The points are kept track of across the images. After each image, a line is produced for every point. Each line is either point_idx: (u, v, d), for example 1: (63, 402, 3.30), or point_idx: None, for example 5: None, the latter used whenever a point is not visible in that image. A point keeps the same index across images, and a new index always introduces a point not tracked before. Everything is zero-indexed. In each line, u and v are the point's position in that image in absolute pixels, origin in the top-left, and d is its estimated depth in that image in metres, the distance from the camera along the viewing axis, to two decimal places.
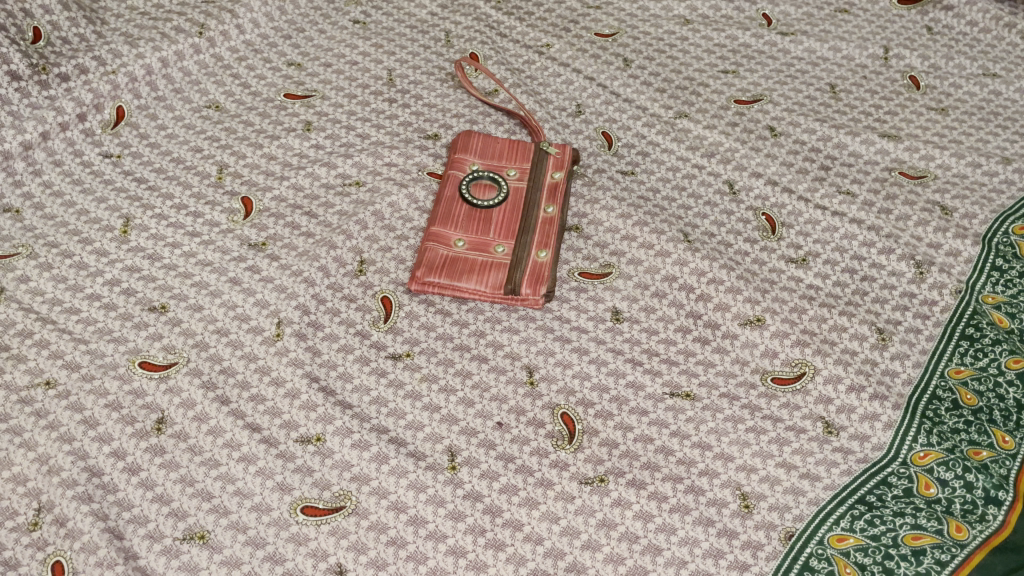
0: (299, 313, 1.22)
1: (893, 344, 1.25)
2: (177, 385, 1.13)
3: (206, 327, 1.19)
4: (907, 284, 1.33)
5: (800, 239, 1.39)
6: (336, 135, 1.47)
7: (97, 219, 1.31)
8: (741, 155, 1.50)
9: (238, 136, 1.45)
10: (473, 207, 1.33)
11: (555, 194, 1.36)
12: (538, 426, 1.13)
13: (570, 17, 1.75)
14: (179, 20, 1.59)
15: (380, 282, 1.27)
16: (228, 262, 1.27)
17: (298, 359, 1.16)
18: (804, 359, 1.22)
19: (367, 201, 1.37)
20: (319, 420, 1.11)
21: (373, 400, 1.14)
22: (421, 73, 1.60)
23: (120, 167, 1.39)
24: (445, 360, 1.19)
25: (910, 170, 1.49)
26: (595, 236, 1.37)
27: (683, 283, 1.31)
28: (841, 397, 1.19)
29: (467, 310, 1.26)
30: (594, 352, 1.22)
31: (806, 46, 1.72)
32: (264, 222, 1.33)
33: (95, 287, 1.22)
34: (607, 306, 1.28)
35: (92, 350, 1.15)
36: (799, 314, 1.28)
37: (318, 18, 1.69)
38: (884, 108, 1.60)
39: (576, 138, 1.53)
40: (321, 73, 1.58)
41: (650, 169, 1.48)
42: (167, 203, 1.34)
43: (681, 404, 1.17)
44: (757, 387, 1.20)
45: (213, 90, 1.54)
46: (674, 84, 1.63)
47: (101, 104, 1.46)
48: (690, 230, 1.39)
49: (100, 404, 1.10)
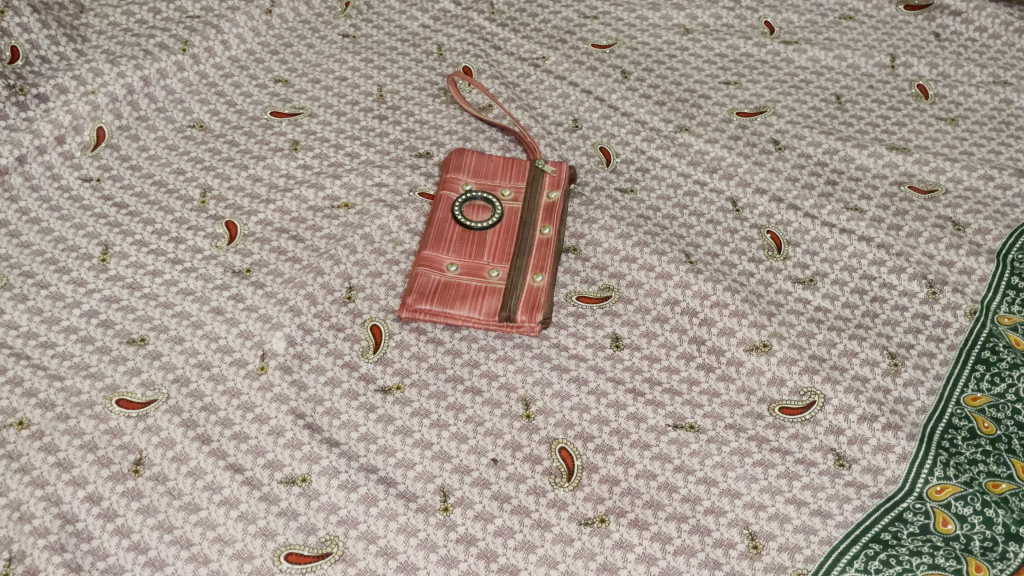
0: (284, 345, 1.16)
1: (906, 370, 1.20)
2: (156, 424, 1.08)
3: (187, 361, 1.14)
4: (920, 305, 1.27)
5: (807, 259, 1.33)
6: (325, 154, 1.42)
7: (75, 247, 1.25)
8: (745, 171, 1.44)
9: (223, 157, 1.40)
10: (466, 229, 1.28)
11: (551, 214, 1.31)
12: (535, 462, 1.08)
13: (567, 28, 1.70)
14: (162, 36, 1.54)
15: (369, 309, 1.22)
16: (211, 291, 1.22)
17: (283, 394, 1.11)
18: (814, 387, 1.17)
19: (356, 223, 1.32)
20: (304, 459, 1.06)
21: (362, 437, 1.09)
22: (412, 88, 1.55)
23: (100, 192, 1.33)
24: (437, 393, 1.14)
25: (920, 184, 1.43)
26: (594, 258, 1.32)
27: (685, 307, 1.26)
28: (852, 427, 1.13)
29: (460, 339, 1.20)
30: (593, 382, 1.17)
31: (810, 55, 1.66)
32: (248, 247, 1.28)
33: (71, 319, 1.17)
34: (606, 332, 1.23)
35: (67, 387, 1.10)
36: (807, 339, 1.22)
37: (307, 32, 1.64)
38: (892, 119, 1.54)
39: (573, 154, 1.48)
40: (309, 90, 1.53)
41: (650, 186, 1.43)
42: (148, 229, 1.29)
43: (685, 436, 1.12)
44: (764, 417, 1.14)
45: (197, 108, 1.49)
46: (674, 96, 1.57)
47: (81, 125, 1.41)
48: (692, 250, 1.34)
49: (75, 445, 1.05)
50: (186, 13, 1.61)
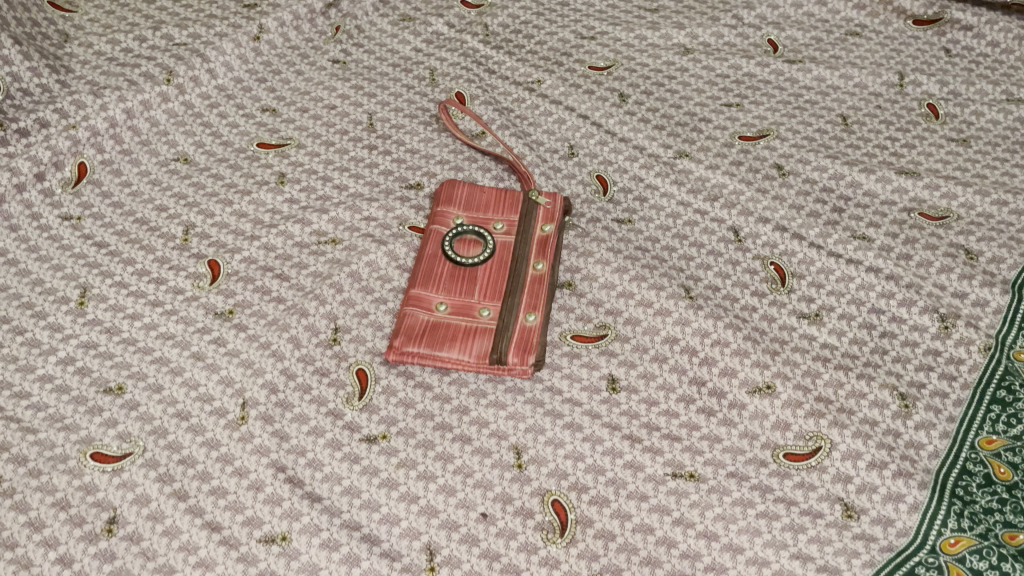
0: (266, 393, 1.12)
1: (917, 412, 1.14)
2: (131, 479, 1.04)
3: (165, 411, 1.10)
4: (932, 340, 1.21)
5: (812, 292, 1.28)
6: (312, 187, 1.38)
7: (52, 290, 1.22)
8: (747, 199, 1.39)
9: (207, 193, 1.36)
10: (457, 266, 1.23)
11: (545, 249, 1.26)
12: (526, 516, 1.03)
13: (563, 49, 1.65)
14: (147, 66, 1.51)
15: (355, 352, 1.17)
16: (192, 335, 1.18)
17: (263, 446, 1.07)
18: (820, 432, 1.11)
19: (343, 260, 1.28)
20: (284, 516, 1.02)
21: (345, 491, 1.04)
22: (403, 116, 1.50)
23: (80, 231, 1.30)
24: (425, 442, 1.09)
25: (930, 211, 1.37)
26: (589, 293, 1.27)
27: (685, 345, 1.21)
28: (861, 475, 1.08)
29: (450, 382, 1.15)
30: (588, 429, 1.12)
31: (815, 74, 1.61)
32: (231, 288, 1.24)
33: (47, 367, 1.13)
34: (602, 373, 1.18)
35: (41, 441, 1.06)
36: (812, 379, 1.17)
37: (296, 58, 1.61)
38: (901, 140, 1.49)
39: (569, 183, 1.43)
40: (297, 119, 1.49)
41: (648, 216, 1.38)
42: (129, 269, 1.25)
43: (684, 486, 1.07)
44: (768, 464, 1.09)
45: (182, 141, 1.45)
46: (673, 120, 1.52)
47: (61, 161, 1.37)
48: (692, 284, 1.29)
49: (47, 503, 1.01)
50: (172, 40, 1.57)
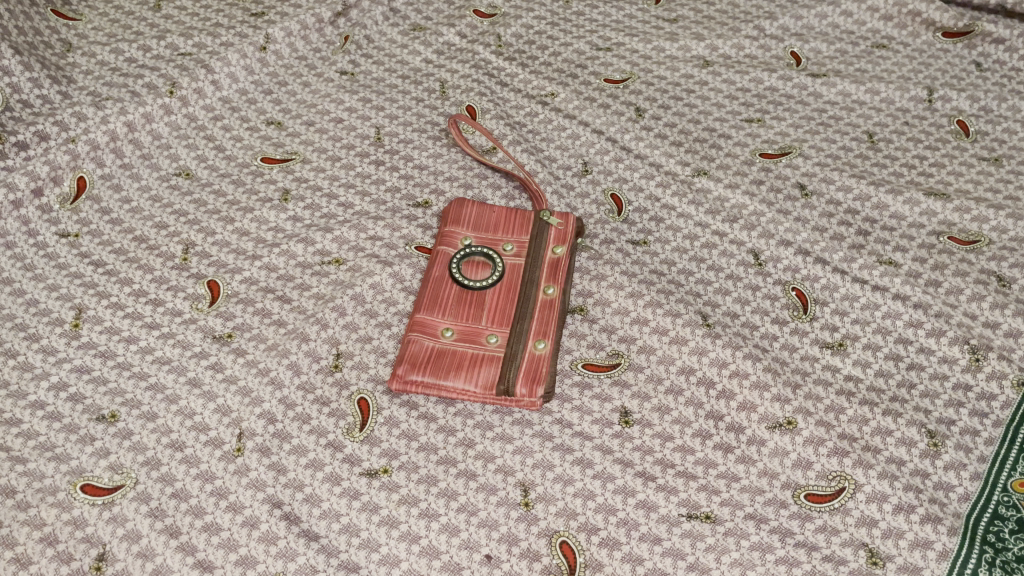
0: (263, 423, 1.08)
1: (947, 451, 1.08)
2: (122, 513, 1.00)
3: (158, 440, 1.06)
4: (962, 374, 1.15)
5: (836, 320, 1.22)
6: (316, 205, 1.33)
7: (47, 311, 1.18)
8: (768, 221, 1.33)
9: (208, 210, 1.32)
10: (464, 290, 1.18)
11: (556, 273, 1.20)
12: (532, 559, 0.99)
13: (578, 61, 1.60)
14: (151, 77, 1.47)
15: (357, 379, 1.13)
16: (188, 360, 1.14)
17: (259, 480, 1.03)
18: (843, 471, 1.06)
19: (347, 282, 1.23)
20: (279, 555, 0.98)
21: (344, 528, 1.00)
22: (412, 130, 1.45)
23: (78, 249, 1.26)
24: (428, 478, 1.04)
25: (960, 235, 1.31)
26: (602, 319, 1.22)
27: (701, 376, 1.15)
28: (887, 519, 1.02)
29: (455, 414, 1.11)
30: (599, 465, 1.06)
31: (840, 88, 1.55)
32: (230, 310, 1.20)
33: (38, 393, 1.09)
34: (614, 406, 1.12)
35: (30, 471, 1.02)
36: (835, 415, 1.11)
37: (303, 69, 1.57)
38: (930, 159, 1.42)
39: (583, 202, 1.38)
40: (302, 132, 1.45)
41: (664, 238, 1.33)
42: (126, 290, 1.21)
43: (699, 528, 1.01)
44: (789, 505, 1.04)
45: (184, 155, 1.41)
46: (692, 136, 1.47)
47: (60, 176, 1.34)
48: (709, 311, 1.24)
49: (34, 537, 0.97)
50: (177, 50, 1.53)
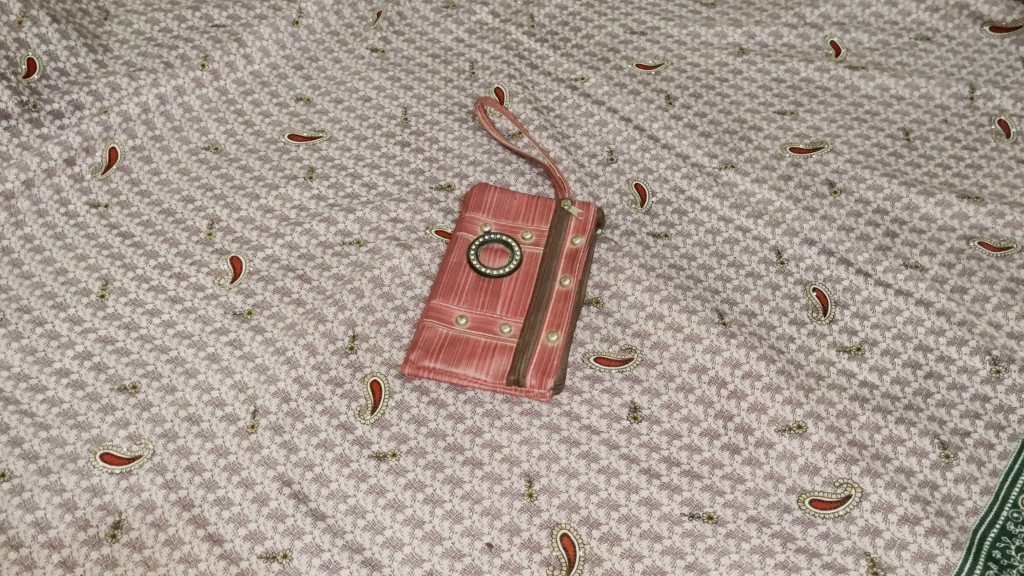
0: (278, 402, 1.10)
1: (958, 463, 1.07)
2: (138, 483, 1.03)
3: (176, 414, 1.09)
4: (981, 385, 1.13)
5: (855, 323, 1.20)
6: (341, 184, 1.34)
7: (75, 281, 1.21)
8: (794, 218, 1.31)
9: (234, 185, 1.34)
10: (481, 277, 1.19)
11: (574, 264, 1.20)
12: (533, 550, 1.00)
13: (611, 45, 1.58)
14: (185, 48, 1.49)
15: (371, 362, 1.15)
16: (208, 335, 1.16)
17: (271, 458, 1.06)
18: (851, 479, 1.05)
19: (366, 264, 1.25)
20: (286, 533, 1.00)
21: (350, 510, 1.02)
22: (439, 112, 1.45)
23: (107, 220, 1.29)
24: (435, 464, 1.06)
25: (992, 241, 1.28)
26: (617, 312, 1.22)
27: (713, 375, 1.15)
28: (891, 529, 1.02)
29: (465, 401, 1.12)
30: (605, 460, 1.07)
31: (879, 82, 1.51)
32: (251, 287, 1.22)
33: (64, 360, 1.13)
34: (624, 401, 1.13)
35: (53, 438, 1.06)
36: (847, 421, 1.10)
37: (335, 44, 1.57)
38: (966, 160, 1.39)
39: (606, 192, 1.37)
40: (330, 110, 1.45)
41: (685, 231, 1.32)
42: (151, 263, 1.24)
43: (701, 529, 1.02)
44: (793, 510, 1.04)
45: (214, 129, 1.43)
46: (721, 127, 1.44)
47: (92, 146, 1.36)
48: (726, 309, 1.23)
49: (54, 503, 1.01)
50: (212, 22, 1.55)
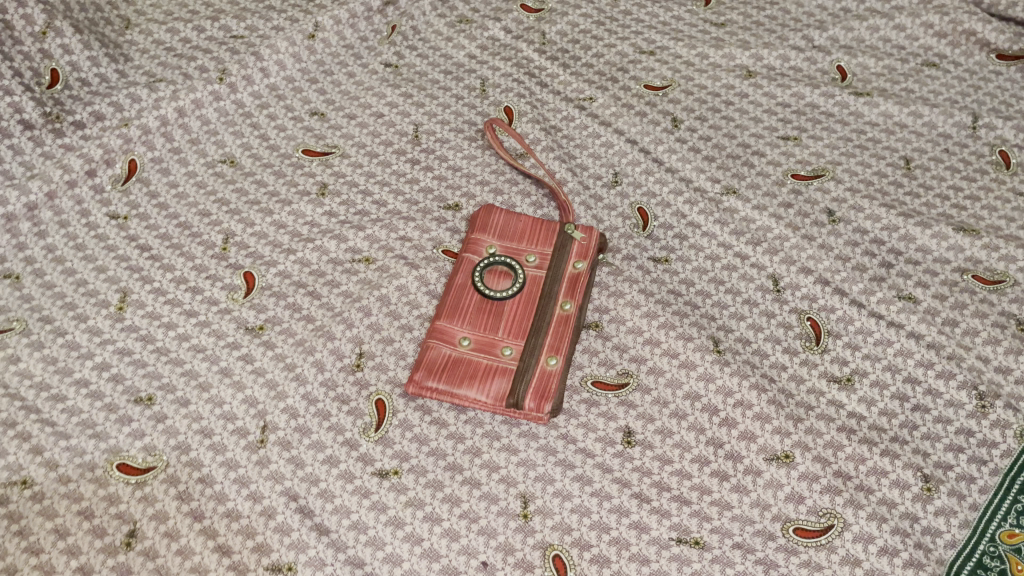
0: (286, 418, 1.15)
1: (939, 497, 1.10)
2: (153, 494, 1.08)
3: (190, 426, 1.14)
4: (966, 419, 1.16)
5: (847, 353, 1.23)
6: (352, 201, 1.39)
7: (95, 292, 1.26)
8: (792, 246, 1.34)
9: (249, 201, 1.38)
10: (484, 299, 1.22)
11: (575, 288, 1.23)
12: (525, 569, 1.05)
13: (620, 64, 1.61)
14: (204, 59, 1.53)
15: (376, 380, 1.19)
16: (221, 349, 1.21)
17: (279, 472, 1.11)
18: (834, 509, 1.09)
19: (374, 282, 1.29)
20: (292, 546, 1.06)
21: (352, 525, 1.07)
22: (449, 130, 1.49)
23: (126, 232, 1.34)
24: (434, 482, 1.11)
25: (986, 273, 1.30)
26: (615, 337, 1.26)
27: (706, 402, 1.19)
28: (870, 559, 1.06)
29: (465, 421, 1.17)
30: (598, 483, 1.12)
31: (883, 109, 1.53)
32: (264, 302, 1.26)
33: (83, 371, 1.18)
34: (619, 425, 1.17)
35: (72, 447, 1.11)
36: (834, 451, 1.14)
37: (349, 58, 1.61)
38: (965, 191, 1.41)
39: (609, 214, 1.41)
40: (344, 125, 1.50)
41: (685, 257, 1.36)
42: (167, 276, 1.29)
43: (687, 553, 1.07)
44: (776, 538, 1.08)
45: (229, 141, 1.47)
46: (725, 151, 1.47)
47: (112, 158, 1.40)
48: (721, 336, 1.27)
49: (73, 511, 1.06)
50: (230, 32, 1.58)
